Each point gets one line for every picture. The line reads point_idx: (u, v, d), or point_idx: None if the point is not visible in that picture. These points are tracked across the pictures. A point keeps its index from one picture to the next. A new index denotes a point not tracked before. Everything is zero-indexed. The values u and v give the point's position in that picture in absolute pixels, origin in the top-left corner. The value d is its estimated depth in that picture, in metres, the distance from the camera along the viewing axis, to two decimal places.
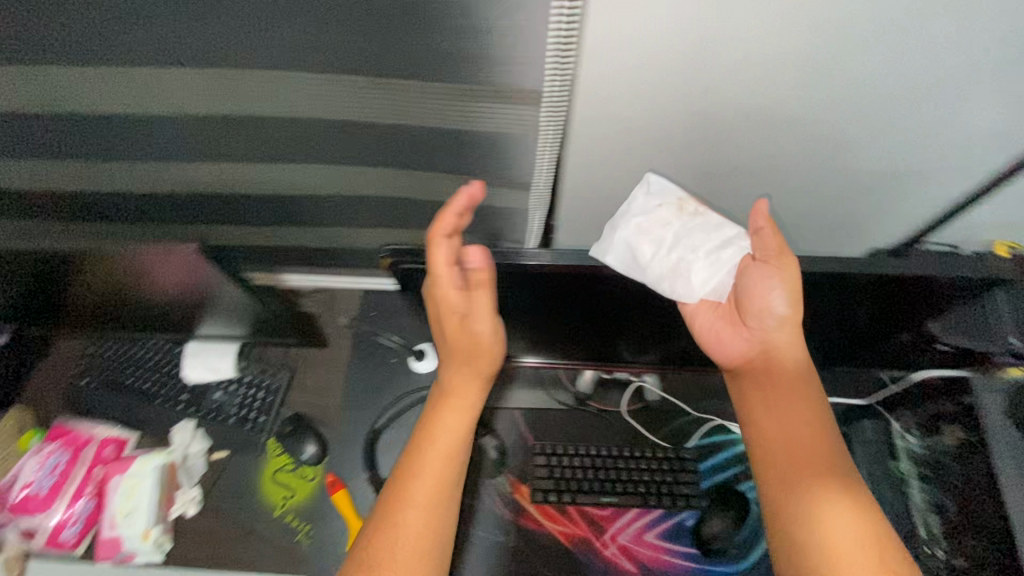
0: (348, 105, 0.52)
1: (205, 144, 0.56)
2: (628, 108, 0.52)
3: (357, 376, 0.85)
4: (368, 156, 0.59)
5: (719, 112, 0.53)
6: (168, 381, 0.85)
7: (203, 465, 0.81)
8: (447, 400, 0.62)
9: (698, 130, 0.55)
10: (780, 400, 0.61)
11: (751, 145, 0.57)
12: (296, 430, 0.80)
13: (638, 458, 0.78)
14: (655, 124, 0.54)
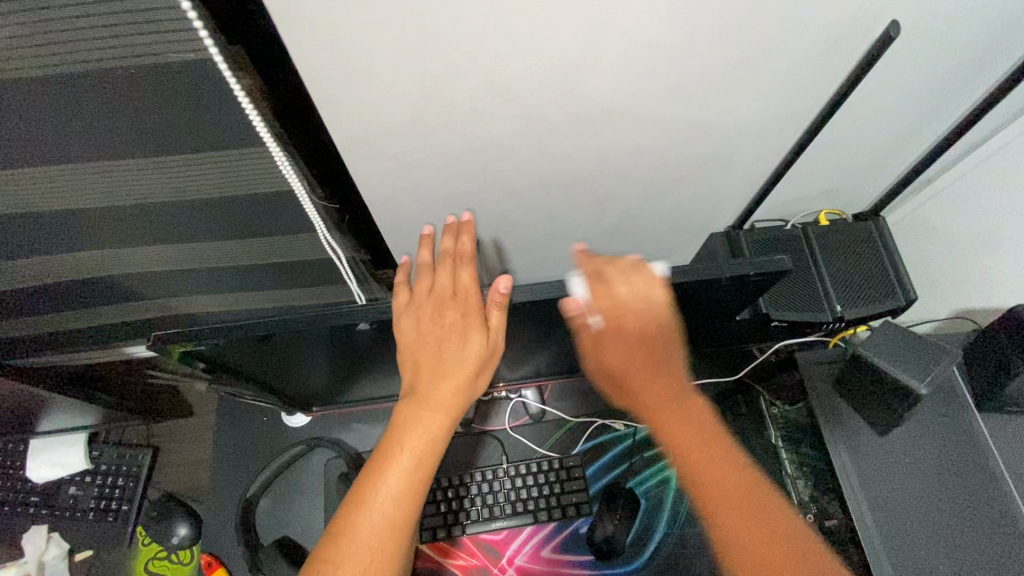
0: (93, 194, 0.47)
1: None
2: (397, 149, 0.50)
3: (227, 443, 0.79)
4: (145, 236, 0.54)
5: (495, 140, 0.52)
6: (12, 485, 0.77)
7: (64, 571, 0.74)
8: (394, 463, 0.49)
9: (483, 161, 0.54)
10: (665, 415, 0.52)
11: (544, 166, 0.57)
12: (163, 512, 0.75)
13: (525, 475, 0.77)
14: (436, 159, 0.53)
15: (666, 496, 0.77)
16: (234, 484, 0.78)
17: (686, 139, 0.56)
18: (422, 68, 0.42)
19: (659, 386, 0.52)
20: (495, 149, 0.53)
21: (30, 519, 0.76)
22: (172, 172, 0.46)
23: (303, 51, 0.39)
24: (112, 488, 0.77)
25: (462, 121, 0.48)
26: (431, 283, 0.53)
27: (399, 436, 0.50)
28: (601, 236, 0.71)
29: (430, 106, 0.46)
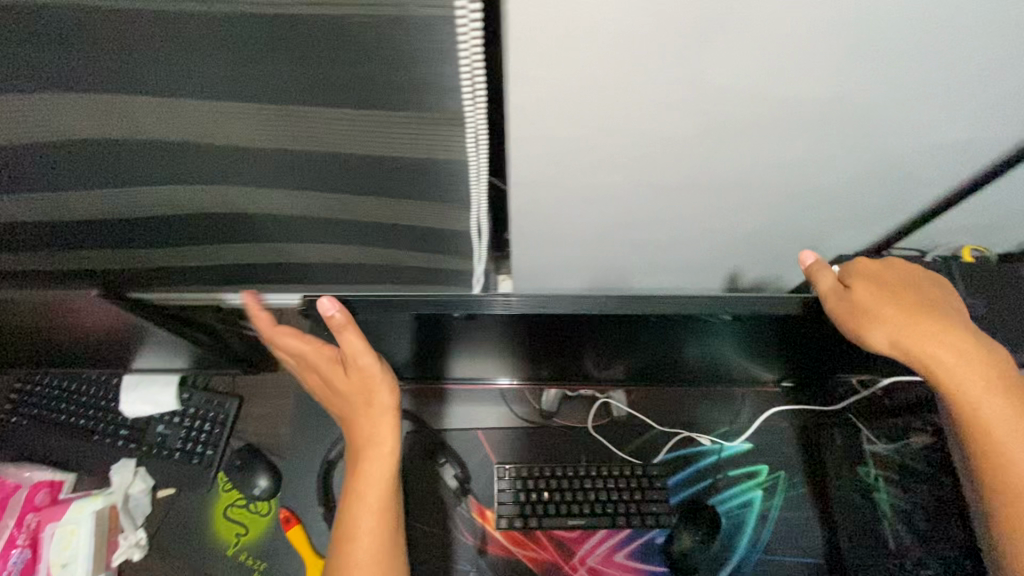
0: (255, 142, 0.45)
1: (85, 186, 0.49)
2: (566, 137, 0.49)
3: (310, 402, 0.80)
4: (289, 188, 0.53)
5: (666, 136, 0.49)
6: (106, 415, 0.79)
7: (148, 505, 0.76)
8: (360, 512, 0.58)
9: (644, 156, 0.52)
10: (976, 388, 0.49)
11: (702, 169, 0.54)
12: (246, 462, 0.76)
13: (606, 477, 0.75)
14: (597, 150, 0.51)
15: (748, 518, 0.75)
16: (314, 445, 0.78)
17: (861, 153, 0.52)
18: (633, 58, 0.40)
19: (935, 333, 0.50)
20: (660, 147, 0.50)
21: (119, 450, 0.78)
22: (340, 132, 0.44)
23: (514, 31, 0.37)
24: (198, 431, 0.79)
25: (644, 115, 0.46)
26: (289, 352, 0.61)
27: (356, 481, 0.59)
28: (723, 243, 0.69)
29: (621, 99, 0.44)
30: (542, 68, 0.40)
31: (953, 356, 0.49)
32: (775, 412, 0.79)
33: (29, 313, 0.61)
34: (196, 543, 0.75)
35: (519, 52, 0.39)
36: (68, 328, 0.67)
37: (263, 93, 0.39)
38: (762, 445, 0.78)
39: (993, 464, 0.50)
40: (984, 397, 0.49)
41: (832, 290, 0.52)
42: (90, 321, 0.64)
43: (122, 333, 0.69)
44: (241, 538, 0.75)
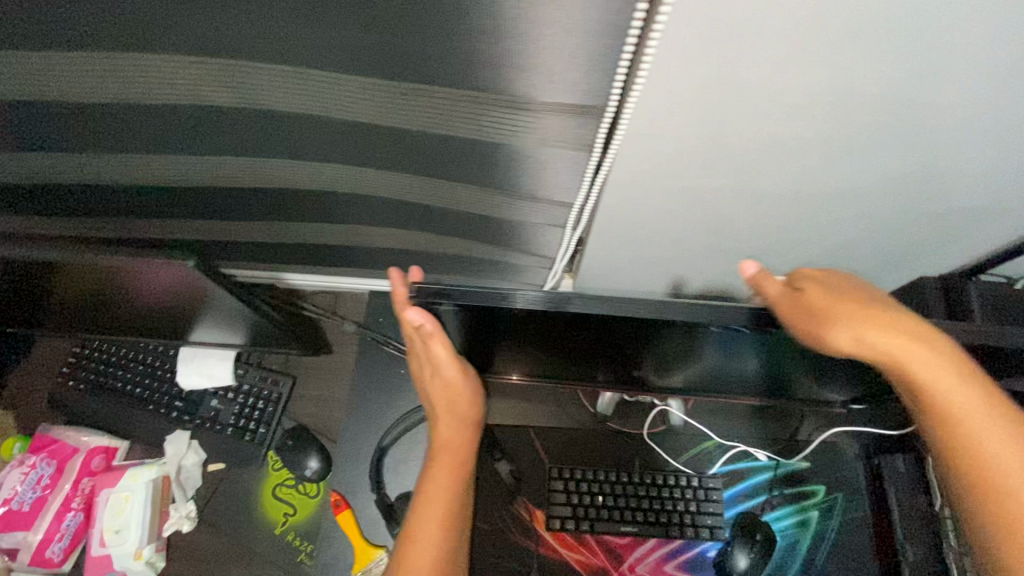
0: (372, 120, 0.44)
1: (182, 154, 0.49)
2: (688, 142, 0.47)
3: (364, 388, 0.80)
4: (385, 170, 0.52)
5: (789, 146, 0.47)
6: (162, 386, 0.80)
7: (198, 478, 0.76)
8: (426, 516, 0.57)
9: (758, 164, 0.50)
10: (938, 389, 0.45)
11: (811, 179, 0.52)
12: (299, 442, 0.76)
13: (660, 485, 0.74)
14: (714, 156, 0.49)
15: (803, 538, 0.73)
16: (366, 430, 0.78)
17: (983, 166, 0.50)
18: (785, 50, 0.37)
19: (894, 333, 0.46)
20: (780, 155, 0.49)
21: (173, 422, 0.79)
22: (457, 114, 0.43)
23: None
24: (251, 408, 0.79)
25: (780, 121, 0.44)
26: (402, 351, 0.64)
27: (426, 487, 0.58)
28: (803, 255, 0.67)
29: (767, 104, 0.42)
30: (697, 67, 0.39)
31: (921, 357, 0.45)
32: (835, 433, 0.78)
33: (101, 274, 0.61)
34: (244, 520, 0.75)
35: (682, 50, 0.37)
36: (132, 293, 0.67)
37: (399, 68, 0.38)
38: (821, 464, 0.76)
39: (987, 480, 0.44)
40: (960, 398, 0.45)
41: (782, 297, 0.50)
42: (165, 287, 0.64)
43: (190, 301, 0.69)
44: (289, 518, 0.75)
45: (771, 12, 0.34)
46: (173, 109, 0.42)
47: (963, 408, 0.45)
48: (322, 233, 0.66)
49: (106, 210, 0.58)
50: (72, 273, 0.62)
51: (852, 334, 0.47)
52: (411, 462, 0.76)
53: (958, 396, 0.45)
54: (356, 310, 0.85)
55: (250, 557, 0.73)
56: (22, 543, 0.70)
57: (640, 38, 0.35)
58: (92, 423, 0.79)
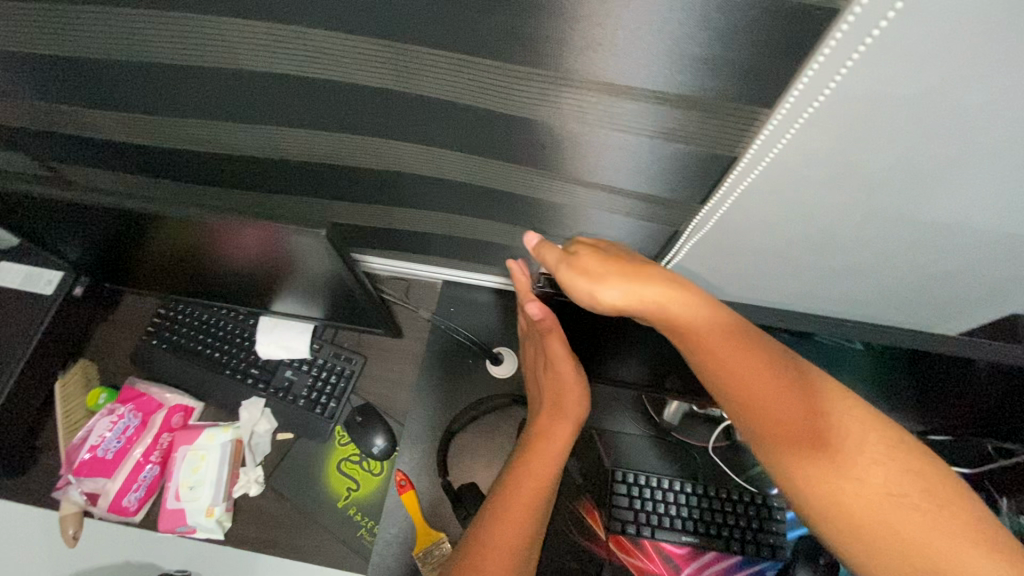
0: (521, 103, 0.47)
1: (329, 113, 0.52)
2: (844, 149, 0.47)
3: (433, 374, 0.82)
4: (506, 160, 0.55)
5: (938, 169, 0.47)
6: (240, 352, 0.83)
7: (268, 446, 0.79)
8: (507, 508, 0.60)
9: (905, 183, 0.50)
10: (721, 357, 0.46)
11: (933, 206, 0.52)
12: (368, 418, 0.78)
13: (723, 499, 0.74)
14: (856, 168, 0.49)
15: None
16: (434, 414, 0.79)
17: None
18: (941, 73, 0.38)
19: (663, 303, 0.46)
20: (930, 176, 0.48)
21: (248, 388, 0.81)
22: (601, 101, 0.45)
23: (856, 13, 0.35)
24: (323, 382, 0.81)
25: (951, 140, 0.44)
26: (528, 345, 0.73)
27: (516, 468, 0.63)
28: (893, 281, 0.67)
29: (950, 120, 0.42)
30: (904, 72, 0.39)
31: (687, 316, 0.46)
32: None
33: (214, 232, 0.65)
34: (308, 490, 0.77)
35: (895, 51, 0.37)
36: (234, 257, 0.70)
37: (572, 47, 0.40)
38: None
39: (789, 432, 0.46)
40: (762, 371, 0.46)
41: (560, 266, 0.50)
42: (269, 253, 0.67)
43: (285, 271, 0.71)
44: (351, 494, 0.76)
45: (1014, 21, 0.34)
46: (350, 63, 0.46)
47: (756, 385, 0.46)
48: (420, 219, 0.69)
49: (239, 165, 0.62)
50: (186, 229, 0.64)
51: (624, 294, 0.47)
52: (476, 450, 0.77)
53: (754, 370, 0.46)
54: (430, 296, 0.87)
55: (312, 527, 0.75)
56: (103, 490, 0.73)
57: (855, 28, 0.36)
58: (172, 382, 0.82)
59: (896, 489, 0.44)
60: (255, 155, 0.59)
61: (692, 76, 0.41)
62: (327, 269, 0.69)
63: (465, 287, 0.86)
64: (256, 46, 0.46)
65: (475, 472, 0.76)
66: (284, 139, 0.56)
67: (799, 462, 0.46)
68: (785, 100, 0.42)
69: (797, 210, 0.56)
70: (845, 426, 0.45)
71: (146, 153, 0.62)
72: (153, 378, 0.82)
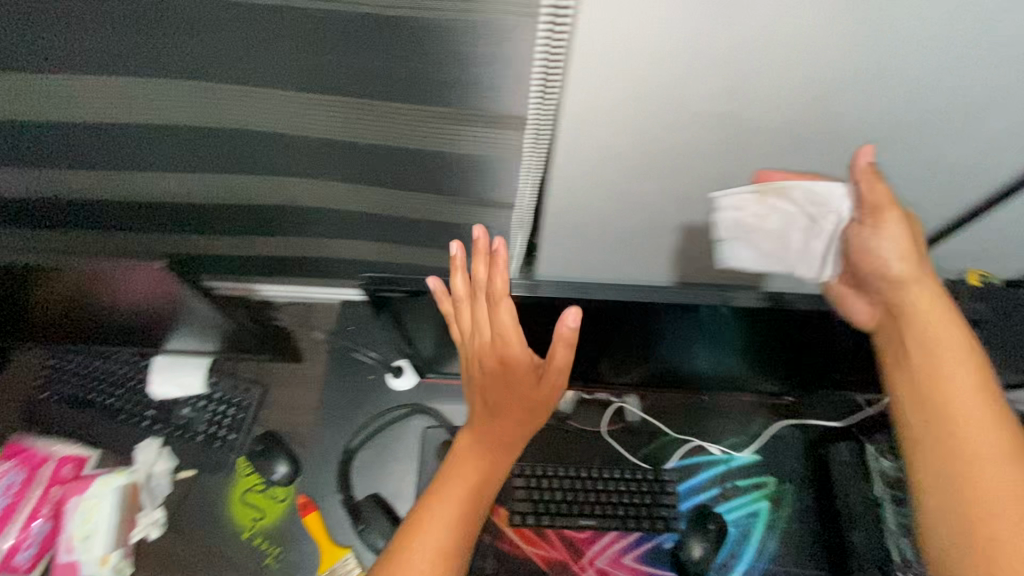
0: (339, 126, 0.53)
1: (173, 151, 0.56)
2: (604, 151, 0.54)
3: (333, 394, 0.83)
4: (350, 178, 0.60)
5: (686, 149, 0.55)
6: (136, 396, 0.82)
7: (167, 486, 0.78)
8: (438, 515, 0.58)
9: (665, 168, 0.57)
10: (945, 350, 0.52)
11: (704, 185, 0.60)
12: (268, 446, 0.79)
13: (617, 480, 0.77)
14: (624, 159, 0.56)
15: (754, 529, 0.76)
16: (336, 434, 0.81)
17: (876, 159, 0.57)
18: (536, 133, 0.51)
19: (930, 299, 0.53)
20: (685, 158, 0.56)
21: (145, 431, 0.80)
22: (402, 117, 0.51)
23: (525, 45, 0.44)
24: (222, 416, 0.81)
25: (679, 125, 0.52)
26: (466, 319, 0.59)
27: (454, 476, 0.60)
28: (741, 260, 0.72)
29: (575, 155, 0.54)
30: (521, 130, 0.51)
31: (914, 303, 0.53)
32: (781, 430, 0.82)
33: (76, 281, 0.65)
34: (211, 525, 0.76)
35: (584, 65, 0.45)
36: (109, 304, 0.70)
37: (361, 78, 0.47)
38: (769, 455, 0.81)
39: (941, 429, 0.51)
40: (952, 358, 0.52)
41: (880, 203, 0.50)
42: (140, 296, 0.68)
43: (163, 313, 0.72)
44: (256, 523, 0.76)
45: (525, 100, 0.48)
46: (176, 102, 0.51)
47: (950, 377, 0.51)
48: (293, 243, 0.72)
49: (92, 217, 0.62)
50: (56, 283, 0.65)
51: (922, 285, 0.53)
52: (377, 463, 0.78)
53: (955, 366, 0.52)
54: (328, 319, 0.89)
55: (218, 562, 0.74)
56: None
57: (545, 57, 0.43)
58: (65, 434, 0.80)
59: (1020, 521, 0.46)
60: (107, 199, 0.61)
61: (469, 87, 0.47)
62: (203, 305, 0.69)
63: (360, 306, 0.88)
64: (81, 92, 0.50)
65: (378, 485, 0.77)
66: (134, 180, 0.59)
67: (932, 465, 0.51)
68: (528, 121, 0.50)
69: (608, 206, 0.62)
70: (998, 453, 0.49)
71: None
72: (45, 432, 0.80)
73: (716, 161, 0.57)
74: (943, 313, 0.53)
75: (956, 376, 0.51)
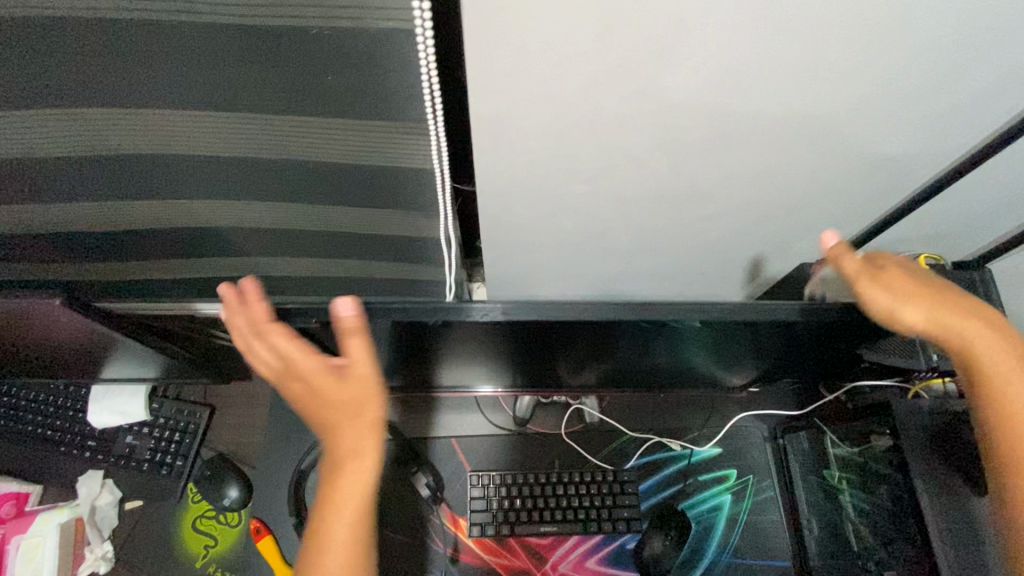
0: None
1: (58, 182, 0.50)
2: (522, 163, 0.51)
3: (284, 413, 0.80)
4: (267, 208, 0.54)
5: (598, 164, 0.52)
6: (75, 426, 0.78)
7: (114, 517, 0.75)
8: (332, 525, 0.49)
9: (583, 182, 0.55)
10: (996, 353, 0.51)
11: (630, 195, 0.57)
12: (217, 472, 0.76)
13: (579, 483, 0.76)
14: (546, 172, 0.52)
15: (717, 523, 0.76)
16: (288, 454, 0.78)
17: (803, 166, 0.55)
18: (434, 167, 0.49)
19: (990, 314, 0.52)
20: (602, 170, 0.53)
21: (87, 462, 0.77)
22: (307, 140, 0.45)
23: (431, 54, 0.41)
24: (169, 442, 0.78)
25: (579, 147, 0.49)
26: (261, 352, 0.50)
27: (331, 489, 0.50)
28: (692, 254, 0.70)
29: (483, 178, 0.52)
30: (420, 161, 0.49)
31: (971, 321, 0.51)
32: (742, 421, 0.81)
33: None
34: (163, 555, 0.74)
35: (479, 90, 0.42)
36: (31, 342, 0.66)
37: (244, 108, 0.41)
38: (731, 448, 0.80)
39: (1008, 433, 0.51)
40: (1004, 363, 0.51)
41: (861, 272, 0.51)
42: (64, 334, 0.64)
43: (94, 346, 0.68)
44: (210, 551, 0.74)
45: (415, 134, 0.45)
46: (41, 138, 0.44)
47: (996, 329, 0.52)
48: (225, 265, 0.67)
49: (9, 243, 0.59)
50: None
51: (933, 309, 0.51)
52: None
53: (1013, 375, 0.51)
54: None
55: None
56: None
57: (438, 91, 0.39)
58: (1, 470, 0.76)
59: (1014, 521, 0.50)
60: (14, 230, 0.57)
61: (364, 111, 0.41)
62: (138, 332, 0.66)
63: None
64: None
65: None
66: (28, 210, 0.54)
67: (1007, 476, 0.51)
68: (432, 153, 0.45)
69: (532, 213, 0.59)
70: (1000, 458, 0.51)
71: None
72: None
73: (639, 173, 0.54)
74: (989, 325, 0.51)
75: (1006, 381, 0.51)
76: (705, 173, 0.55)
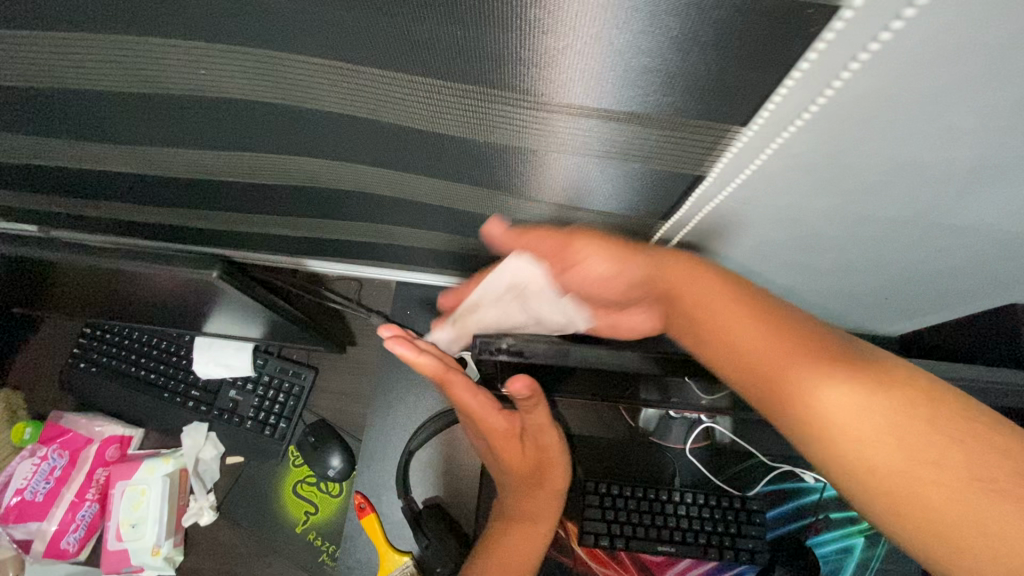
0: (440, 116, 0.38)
1: (214, 132, 0.42)
2: (763, 179, 0.40)
3: (390, 387, 0.75)
4: (440, 183, 0.47)
5: (847, 186, 0.40)
6: (178, 373, 0.75)
7: (217, 471, 0.73)
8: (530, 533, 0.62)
9: (816, 201, 0.43)
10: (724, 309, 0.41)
11: (870, 220, 0.45)
12: (321, 440, 0.73)
13: (699, 504, 0.70)
14: (792, 188, 0.41)
15: (844, 567, 0.70)
16: (392, 431, 0.74)
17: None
18: (655, 156, 0.39)
19: (719, 279, 0.44)
20: (934, 192, 0.40)
21: (189, 411, 0.74)
22: (533, 115, 0.36)
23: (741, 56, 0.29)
24: (272, 402, 0.75)
25: (823, 165, 0.37)
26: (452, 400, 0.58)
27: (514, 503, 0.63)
28: (891, 284, 0.59)
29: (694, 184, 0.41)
30: (644, 150, 0.38)
31: (682, 277, 0.45)
32: None
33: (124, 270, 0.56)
34: (260, 515, 0.72)
35: (867, 65, 0.28)
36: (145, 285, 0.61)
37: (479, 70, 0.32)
38: None
39: (789, 395, 0.37)
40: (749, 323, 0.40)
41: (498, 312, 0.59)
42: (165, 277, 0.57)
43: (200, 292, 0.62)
44: (308, 517, 0.72)
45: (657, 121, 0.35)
46: (212, 85, 0.35)
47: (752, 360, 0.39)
48: (358, 229, 0.61)
49: (129, 184, 0.52)
50: (80, 263, 0.55)
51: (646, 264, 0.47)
52: (439, 467, 0.72)
53: (750, 327, 0.40)
54: (384, 301, 0.79)
55: (269, 552, 0.71)
56: (36, 534, 0.67)
57: (833, 45, 0.27)
58: (104, 408, 0.74)
59: (943, 466, 0.33)
60: (141, 173, 0.50)
61: (640, 93, 0.32)
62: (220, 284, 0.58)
63: (421, 287, 0.78)
64: (78, 67, 0.34)
65: (439, 489, 0.71)
66: (168, 157, 0.46)
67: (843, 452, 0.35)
68: (740, 135, 0.35)
69: (788, 223, 0.47)
70: (869, 410, 0.35)
71: (16, 169, 0.50)
72: (83, 405, 0.74)
73: (900, 202, 0.42)
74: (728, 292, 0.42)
75: (736, 335, 0.40)
76: (986, 210, 0.42)
